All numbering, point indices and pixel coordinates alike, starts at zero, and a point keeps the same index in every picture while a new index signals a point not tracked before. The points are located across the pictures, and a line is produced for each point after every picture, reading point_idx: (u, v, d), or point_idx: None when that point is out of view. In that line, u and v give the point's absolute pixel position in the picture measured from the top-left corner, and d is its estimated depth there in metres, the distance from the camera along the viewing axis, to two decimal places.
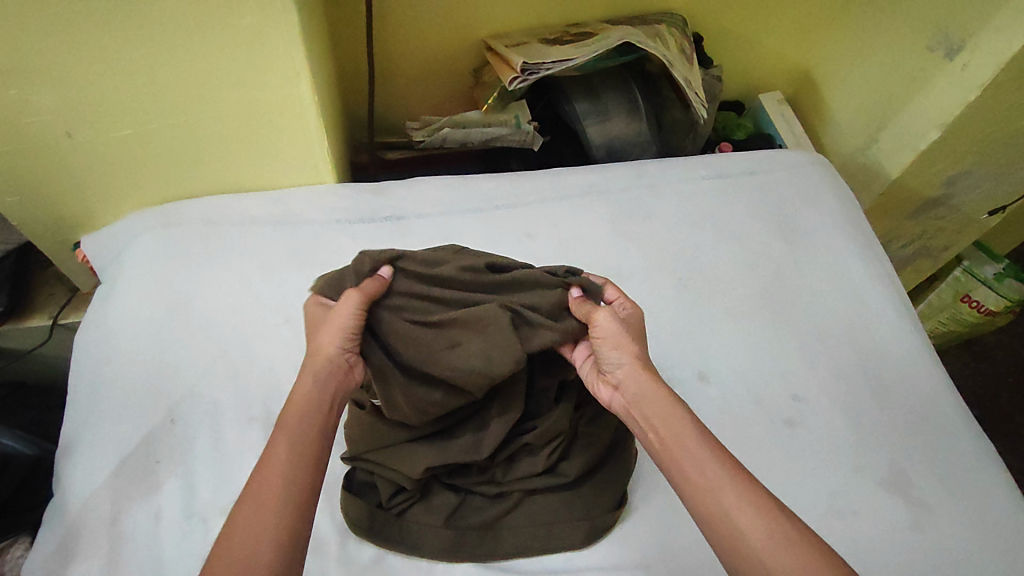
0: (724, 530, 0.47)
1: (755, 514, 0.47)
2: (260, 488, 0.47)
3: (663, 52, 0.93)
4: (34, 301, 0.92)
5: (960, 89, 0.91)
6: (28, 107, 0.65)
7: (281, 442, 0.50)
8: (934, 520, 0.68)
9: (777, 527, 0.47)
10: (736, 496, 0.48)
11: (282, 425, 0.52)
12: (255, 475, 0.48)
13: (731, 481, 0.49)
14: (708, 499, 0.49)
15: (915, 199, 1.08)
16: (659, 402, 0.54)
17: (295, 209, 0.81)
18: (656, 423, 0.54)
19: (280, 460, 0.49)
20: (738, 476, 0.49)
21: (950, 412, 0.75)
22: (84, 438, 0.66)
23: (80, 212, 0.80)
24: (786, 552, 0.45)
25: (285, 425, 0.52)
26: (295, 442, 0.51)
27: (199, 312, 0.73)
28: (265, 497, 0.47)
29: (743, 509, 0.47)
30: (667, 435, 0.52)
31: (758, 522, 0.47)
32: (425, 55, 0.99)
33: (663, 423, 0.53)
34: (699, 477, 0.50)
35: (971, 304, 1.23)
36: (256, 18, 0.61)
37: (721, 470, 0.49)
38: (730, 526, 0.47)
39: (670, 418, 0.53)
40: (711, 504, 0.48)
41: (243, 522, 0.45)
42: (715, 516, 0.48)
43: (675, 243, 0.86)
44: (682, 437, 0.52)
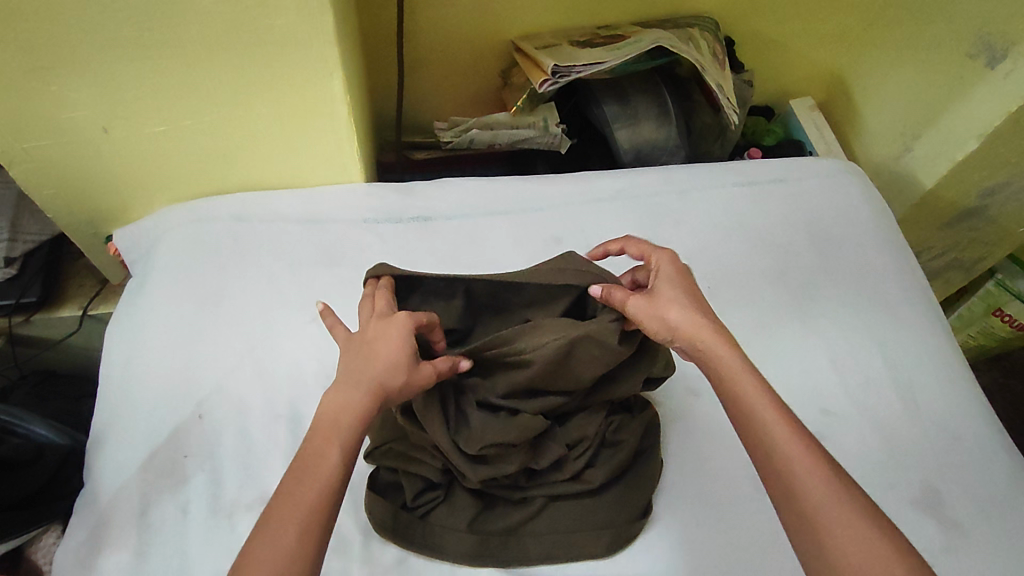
0: (799, 517, 0.46)
1: (839, 509, 0.45)
2: (299, 500, 0.46)
3: (695, 56, 0.92)
4: (65, 292, 0.94)
5: (1000, 99, 0.89)
6: (68, 102, 0.66)
7: (332, 454, 0.48)
8: (967, 541, 0.66)
9: (863, 528, 0.44)
10: (823, 487, 0.46)
11: (330, 442, 0.49)
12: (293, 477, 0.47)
13: (815, 470, 0.47)
14: (782, 485, 0.48)
15: (949, 210, 1.06)
16: (733, 366, 0.54)
17: (326, 207, 0.82)
18: (738, 400, 0.52)
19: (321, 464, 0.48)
20: (821, 466, 0.47)
21: (985, 433, 0.73)
22: (114, 430, 0.67)
23: (113, 205, 0.81)
24: (867, 550, 0.44)
25: (335, 434, 0.49)
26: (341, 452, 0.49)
27: (229, 308, 0.74)
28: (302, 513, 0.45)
29: (830, 501, 0.46)
30: (750, 417, 0.51)
31: (838, 513, 0.45)
32: (455, 55, 0.99)
33: (745, 401, 0.52)
34: (783, 462, 0.48)
35: (1003, 318, 1.21)
36: (290, 18, 0.62)
37: (808, 460, 0.48)
38: (808, 515, 0.46)
39: (751, 396, 0.52)
40: (785, 485, 0.48)
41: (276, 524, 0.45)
42: (745, 414, 0.51)
43: (704, 251, 0.85)
44: (767, 422, 0.50)
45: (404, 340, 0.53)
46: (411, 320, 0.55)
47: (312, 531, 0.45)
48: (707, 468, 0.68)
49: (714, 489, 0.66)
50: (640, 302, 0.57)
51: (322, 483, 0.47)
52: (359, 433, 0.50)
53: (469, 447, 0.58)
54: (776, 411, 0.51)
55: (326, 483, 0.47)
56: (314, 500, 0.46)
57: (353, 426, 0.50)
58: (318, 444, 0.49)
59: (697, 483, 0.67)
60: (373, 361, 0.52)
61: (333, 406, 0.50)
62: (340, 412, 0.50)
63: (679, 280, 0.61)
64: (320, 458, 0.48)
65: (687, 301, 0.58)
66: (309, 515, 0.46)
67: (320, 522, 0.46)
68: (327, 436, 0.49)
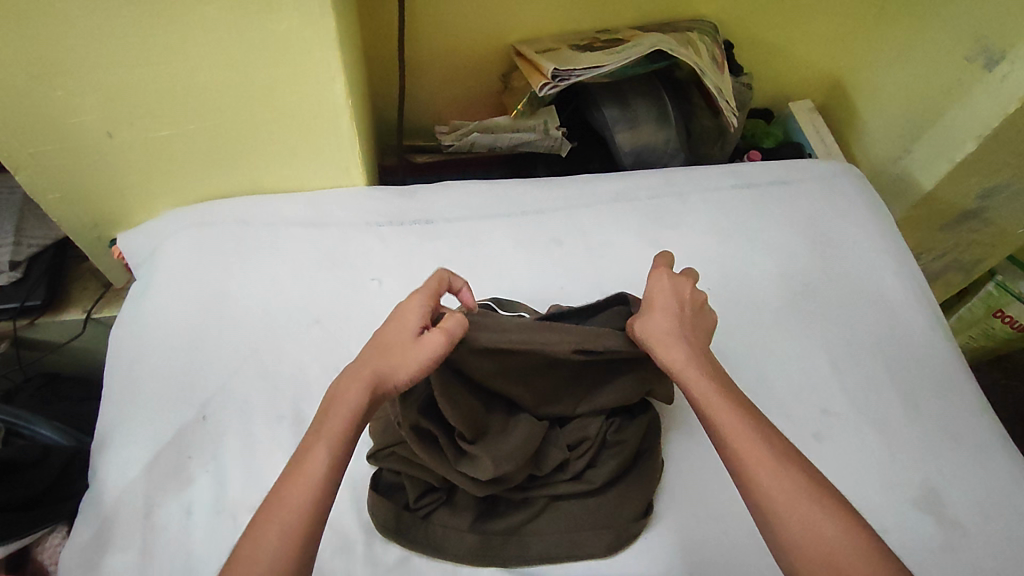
0: (754, 508, 0.49)
1: (786, 498, 0.47)
2: (287, 502, 0.46)
3: (694, 60, 0.93)
4: (69, 295, 0.95)
5: (998, 100, 0.90)
6: (73, 107, 0.67)
7: (320, 454, 0.48)
8: (967, 540, 0.66)
9: (810, 514, 0.46)
10: (771, 480, 0.48)
11: (320, 435, 0.49)
12: (285, 478, 0.48)
13: (763, 463, 0.49)
14: (739, 479, 0.50)
15: (949, 211, 1.07)
16: (689, 373, 0.56)
17: (328, 210, 0.82)
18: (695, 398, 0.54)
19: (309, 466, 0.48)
20: (768, 457, 0.49)
21: (984, 433, 0.74)
22: (118, 432, 0.67)
23: (118, 210, 0.82)
24: (815, 537, 0.46)
25: (325, 431, 0.49)
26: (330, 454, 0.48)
27: (232, 310, 0.75)
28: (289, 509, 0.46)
29: (777, 492, 0.48)
30: (705, 414, 0.53)
31: (786, 503, 0.47)
32: (455, 59, 1.00)
33: (700, 400, 0.54)
34: (734, 457, 0.50)
35: (1004, 320, 1.21)
36: (293, 24, 0.62)
37: (755, 453, 0.50)
38: (759, 506, 0.48)
39: (705, 396, 0.54)
40: (739, 478, 0.50)
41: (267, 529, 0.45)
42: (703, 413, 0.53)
43: (704, 253, 0.85)
44: (719, 420, 0.52)
45: (415, 325, 0.55)
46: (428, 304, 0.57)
47: (298, 526, 0.45)
48: (707, 467, 0.68)
49: (715, 488, 0.67)
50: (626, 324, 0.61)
51: (307, 478, 0.47)
52: (350, 429, 0.50)
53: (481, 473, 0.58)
54: (727, 408, 0.53)
55: (313, 479, 0.47)
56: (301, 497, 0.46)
57: (345, 419, 0.50)
58: (308, 445, 0.49)
59: (697, 484, 0.67)
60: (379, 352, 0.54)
61: (335, 399, 0.51)
62: (333, 410, 0.51)
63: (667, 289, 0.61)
64: (308, 458, 0.48)
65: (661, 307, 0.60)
66: (294, 518, 0.46)
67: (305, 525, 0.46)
68: (318, 433, 0.50)
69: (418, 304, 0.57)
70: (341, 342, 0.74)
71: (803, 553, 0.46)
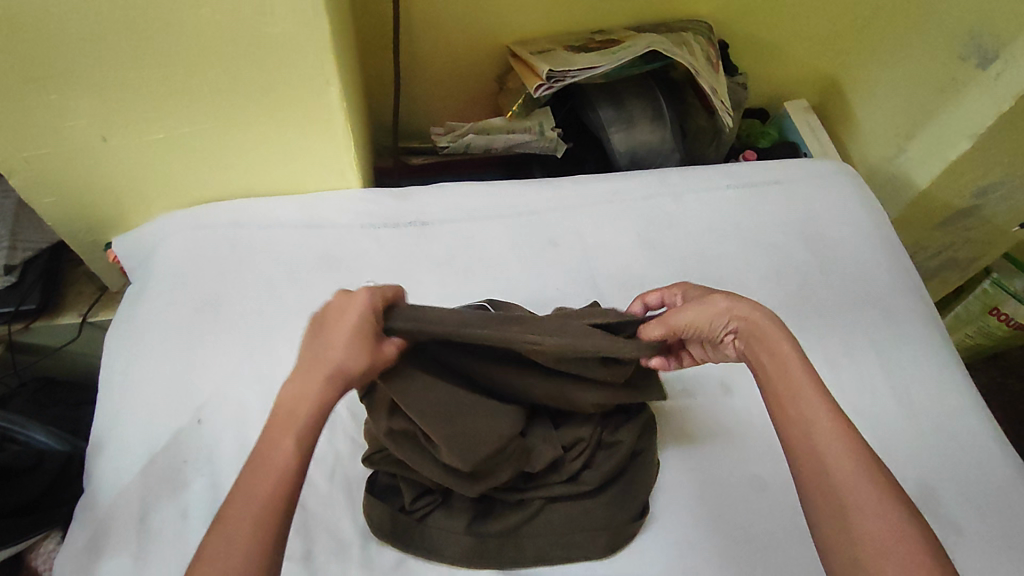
0: (823, 491, 0.46)
1: (865, 489, 0.45)
2: (253, 498, 0.45)
3: (689, 60, 0.93)
4: (64, 298, 0.95)
5: (992, 99, 0.90)
6: (67, 111, 0.67)
7: (286, 448, 0.47)
8: (963, 539, 0.66)
9: (890, 509, 0.44)
10: (849, 467, 0.46)
11: (286, 427, 0.48)
12: (251, 472, 0.46)
13: (846, 448, 0.47)
14: (812, 461, 0.47)
15: (944, 210, 1.07)
16: (780, 350, 0.53)
17: (323, 212, 0.82)
18: (774, 374, 0.52)
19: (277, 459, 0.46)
20: (853, 445, 0.47)
21: (980, 432, 0.74)
22: (114, 436, 0.67)
23: (112, 213, 0.81)
24: (894, 534, 0.43)
25: (290, 427, 0.48)
26: (297, 447, 0.47)
27: (228, 313, 0.75)
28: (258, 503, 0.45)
29: (857, 480, 0.45)
30: (792, 391, 0.51)
31: (868, 494, 0.45)
32: (451, 60, 1.00)
33: (789, 377, 0.52)
34: (817, 438, 0.48)
35: (1000, 317, 1.22)
36: (288, 26, 0.62)
37: (841, 437, 0.48)
38: (835, 491, 0.46)
39: (797, 375, 0.51)
40: (814, 461, 0.47)
41: (231, 525, 0.44)
42: (782, 392, 0.51)
43: (700, 253, 0.85)
44: (804, 399, 0.50)
45: (360, 317, 0.51)
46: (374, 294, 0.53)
47: (265, 525, 0.44)
48: (703, 467, 0.68)
49: (711, 488, 0.67)
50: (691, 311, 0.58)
51: (272, 474, 0.46)
52: (316, 425, 0.48)
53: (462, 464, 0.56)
54: (818, 391, 0.50)
55: (282, 474, 0.46)
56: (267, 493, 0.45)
57: (312, 409, 0.48)
58: (274, 437, 0.47)
59: (694, 484, 0.67)
60: (331, 342, 0.50)
61: (292, 394, 0.49)
62: (298, 402, 0.48)
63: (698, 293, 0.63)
64: (274, 451, 0.47)
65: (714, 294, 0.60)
66: (260, 514, 0.44)
67: (273, 521, 0.45)
68: (284, 426, 0.48)
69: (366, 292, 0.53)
70: None
71: (875, 543, 0.43)
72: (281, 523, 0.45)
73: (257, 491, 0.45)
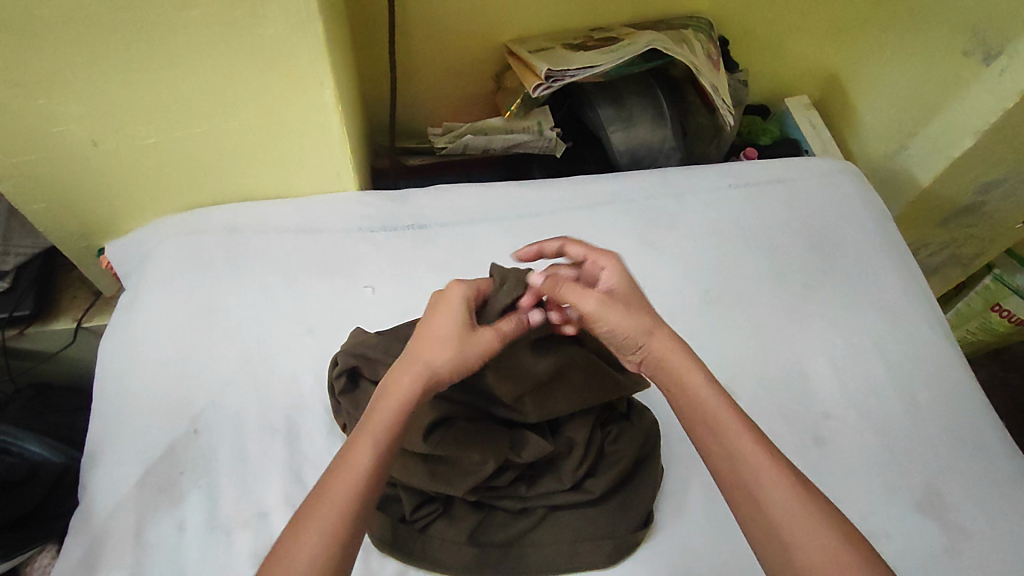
0: (761, 521, 0.47)
1: (792, 510, 0.46)
2: (329, 498, 0.45)
3: (689, 58, 0.91)
4: (59, 304, 0.93)
5: (996, 96, 0.89)
6: (56, 116, 0.66)
7: (363, 453, 0.47)
8: (969, 543, 0.66)
9: (822, 525, 0.45)
10: (780, 489, 0.47)
11: (367, 429, 0.48)
12: (329, 473, 0.47)
13: (774, 472, 0.48)
14: (745, 492, 0.48)
15: (946, 206, 1.06)
16: (695, 380, 0.54)
17: (319, 216, 0.81)
18: (690, 406, 0.53)
19: (357, 464, 0.47)
20: (781, 468, 0.48)
21: (985, 433, 0.73)
22: (109, 447, 0.66)
23: (105, 219, 0.80)
24: (826, 554, 0.44)
25: (371, 430, 0.48)
26: (376, 453, 0.47)
27: (223, 320, 0.73)
28: (345, 503, 0.45)
29: (789, 503, 0.46)
30: (712, 423, 0.51)
31: (797, 515, 0.46)
32: (448, 59, 0.98)
33: (703, 407, 0.52)
34: (745, 469, 0.48)
35: (1000, 313, 1.20)
36: (280, 28, 0.61)
37: (766, 462, 0.48)
38: (766, 516, 0.46)
39: (714, 407, 0.52)
40: (743, 488, 0.48)
41: (308, 527, 0.44)
42: (701, 420, 0.52)
43: (702, 254, 0.84)
44: (727, 430, 0.50)
45: (458, 308, 0.56)
46: (468, 289, 0.58)
47: (342, 527, 0.44)
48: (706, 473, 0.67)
49: (714, 495, 0.66)
50: (589, 301, 0.58)
51: (355, 474, 0.46)
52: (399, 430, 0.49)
53: (416, 445, 0.59)
54: (737, 418, 0.51)
55: (358, 480, 0.46)
56: (354, 492, 0.45)
57: (394, 414, 0.50)
58: (355, 439, 0.48)
59: (697, 490, 0.66)
60: (429, 342, 0.54)
61: (386, 394, 0.51)
62: (384, 403, 0.50)
63: (627, 286, 0.60)
64: (353, 455, 0.47)
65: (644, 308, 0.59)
66: (339, 518, 0.44)
67: (350, 526, 0.44)
68: (363, 430, 0.49)
69: (461, 289, 0.58)
70: (333, 352, 0.73)
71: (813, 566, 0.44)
72: (357, 528, 0.45)
73: (337, 493, 0.45)
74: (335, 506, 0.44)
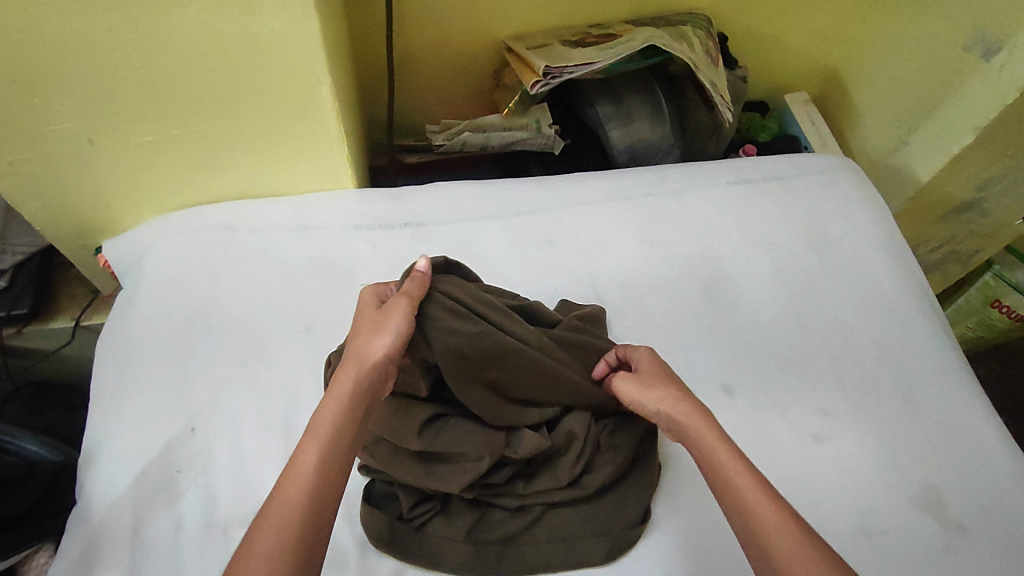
0: (771, 574, 0.46)
1: (805, 562, 0.45)
2: (284, 503, 0.46)
3: (688, 54, 0.91)
4: (57, 303, 0.93)
5: (996, 91, 0.88)
6: (52, 114, 0.65)
7: (311, 455, 0.48)
8: (968, 540, 0.65)
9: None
10: (788, 543, 0.47)
11: (312, 432, 0.49)
12: (282, 479, 0.47)
13: (783, 528, 0.48)
14: (754, 545, 0.48)
15: (946, 203, 1.06)
16: (708, 434, 0.55)
17: (317, 213, 0.81)
18: (706, 458, 0.54)
19: (306, 467, 0.47)
20: (789, 523, 0.48)
21: (984, 430, 0.73)
22: (106, 446, 0.66)
23: (103, 217, 0.80)
24: None
25: (316, 433, 0.49)
26: (324, 453, 0.48)
27: (219, 319, 0.73)
28: (300, 498, 0.46)
29: (797, 557, 0.46)
30: (726, 477, 0.52)
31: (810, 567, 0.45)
32: (446, 56, 0.98)
33: (716, 460, 0.53)
34: (755, 519, 0.49)
35: (1001, 309, 1.20)
36: (277, 25, 0.61)
37: (777, 518, 0.48)
38: (779, 569, 0.46)
39: (726, 459, 0.53)
40: (757, 541, 0.48)
41: (263, 532, 0.44)
42: (716, 474, 0.52)
43: (700, 251, 0.84)
44: (739, 487, 0.51)
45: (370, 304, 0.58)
46: (378, 288, 0.61)
47: (296, 528, 0.44)
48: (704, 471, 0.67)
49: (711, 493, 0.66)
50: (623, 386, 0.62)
51: (303, 474, 0.47)
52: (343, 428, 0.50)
53: (410, 442, 0.59)
54: (749, 472, 0.52)
55: (308, 480, 0.47)
56: (303, 490, 0.46)
57: (337, 412, 0.51)
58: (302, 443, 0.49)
59: (695, 488, 0.66)
60: (356, 337, 0.56)
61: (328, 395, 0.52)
62: (326, 403, 0.51)
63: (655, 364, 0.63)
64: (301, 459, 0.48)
65: (669, 379, 0.61)
66: (292, 520, 0.45)
67: (305, 526, 0.45)
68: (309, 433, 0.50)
69: (369, 290, 0.61)
70: (331, 350, 0.73)
71: None
72: (312, 527, 0.45)
73: (289, 496, 0.46)
74: (287, 507, 0.45)
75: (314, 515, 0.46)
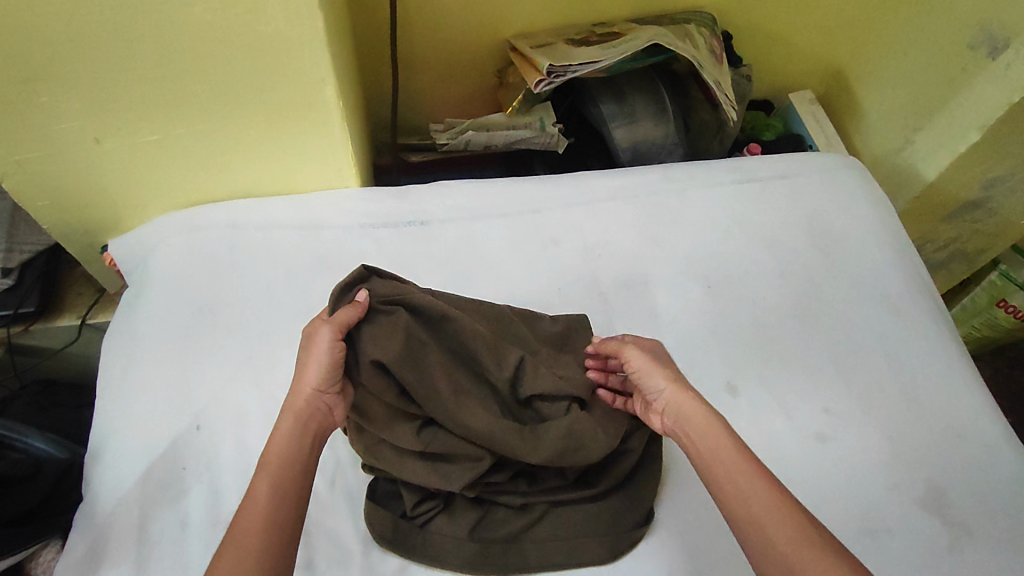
0: (770, 557, 0.47)
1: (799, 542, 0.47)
2: (241, 538, 0.47)
3: (692, 53, 0.91)
4: (63, 301, 0.94)
5: (1003, 88, 0.88)
6: (59, 113, 0.66)
7: (263, 491, 0.50)
8: (972, 541, 0.65)
9: (824, 559, 0.46)
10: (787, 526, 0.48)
11: (263, 470, 0.51)
12: (238, 516, 0.49)
13: (780, 513, 0.49)
14: (755, 531, 0.49)
15: (952, 202, 1.05)
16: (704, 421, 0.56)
17: (321, 212, 0.81)
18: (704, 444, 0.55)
19: (261, 502, 0.49)
20: (785, 510, 0.49)
21: (988, 431, 0.72)
22: (113, 444, 0.66)
23: (109, 216, 0.81)
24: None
25: (265, 471, 0.51)
26: (276, 488, 0.50)
27: (225, 317, 0.74)
28: (257, 531, 0.47)
29: (801, 546, 0.47)
30: (726, 464, 0.53)
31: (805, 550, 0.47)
32: (451, 55, 0.98)
33: (714, 448, 0.54)
34: (756, 505, 0.50)
35: (1006, 309, 1.18)
36: (280, 26, 0.61)
37: (775, 504, 0.49)
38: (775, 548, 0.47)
39: (722, 443, 0.54)
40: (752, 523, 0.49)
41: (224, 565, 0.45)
42: (712, 459, 0.54)
43: (703, 250, 0.84)
44: (740, 473, 0.52)
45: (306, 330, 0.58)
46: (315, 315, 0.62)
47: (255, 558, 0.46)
48: None
49: None
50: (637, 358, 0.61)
51: (257, 509, 0.49)
52: (292, 463, 0.52)
53: (409, 442, 0.59)
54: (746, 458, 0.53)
55: (263, 513, 0.48)
56: (260, 523, 0.48)
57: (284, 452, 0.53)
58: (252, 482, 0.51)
59: (697, 486, 0.66)
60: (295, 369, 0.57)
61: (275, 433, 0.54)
62: (273, 445, 0.54)
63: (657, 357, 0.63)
64: (253, 495, 0.50)
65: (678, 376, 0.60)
66: (253, 551, 0.46)
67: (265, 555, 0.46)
68: (259, 471, 0.51)
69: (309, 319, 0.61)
70: None
71: None
72: (273, 556, 0.47)
73: (246, 532, 0.47)
74: (243, 541, 0.47)
75: (271, 542, 0.47)
